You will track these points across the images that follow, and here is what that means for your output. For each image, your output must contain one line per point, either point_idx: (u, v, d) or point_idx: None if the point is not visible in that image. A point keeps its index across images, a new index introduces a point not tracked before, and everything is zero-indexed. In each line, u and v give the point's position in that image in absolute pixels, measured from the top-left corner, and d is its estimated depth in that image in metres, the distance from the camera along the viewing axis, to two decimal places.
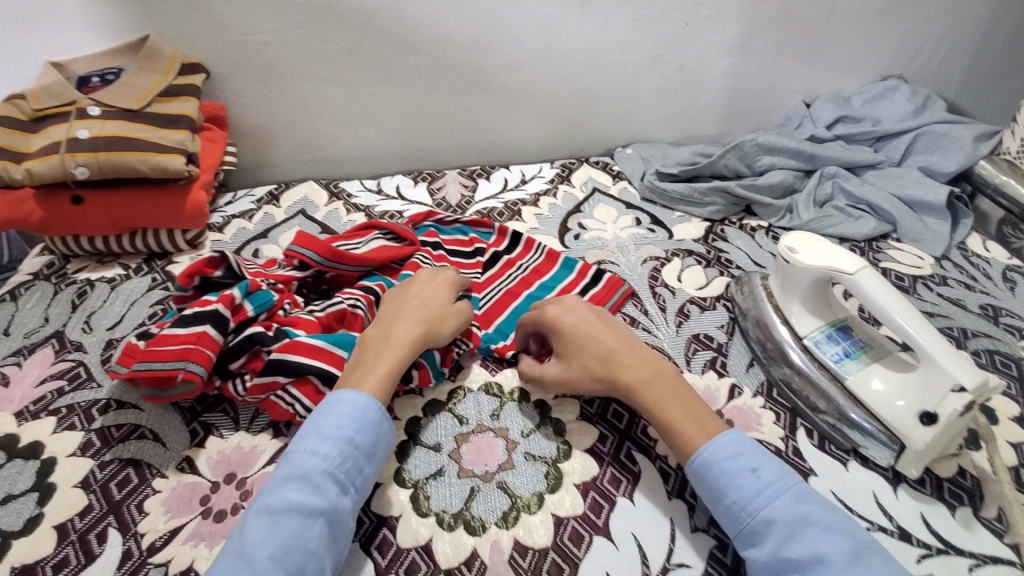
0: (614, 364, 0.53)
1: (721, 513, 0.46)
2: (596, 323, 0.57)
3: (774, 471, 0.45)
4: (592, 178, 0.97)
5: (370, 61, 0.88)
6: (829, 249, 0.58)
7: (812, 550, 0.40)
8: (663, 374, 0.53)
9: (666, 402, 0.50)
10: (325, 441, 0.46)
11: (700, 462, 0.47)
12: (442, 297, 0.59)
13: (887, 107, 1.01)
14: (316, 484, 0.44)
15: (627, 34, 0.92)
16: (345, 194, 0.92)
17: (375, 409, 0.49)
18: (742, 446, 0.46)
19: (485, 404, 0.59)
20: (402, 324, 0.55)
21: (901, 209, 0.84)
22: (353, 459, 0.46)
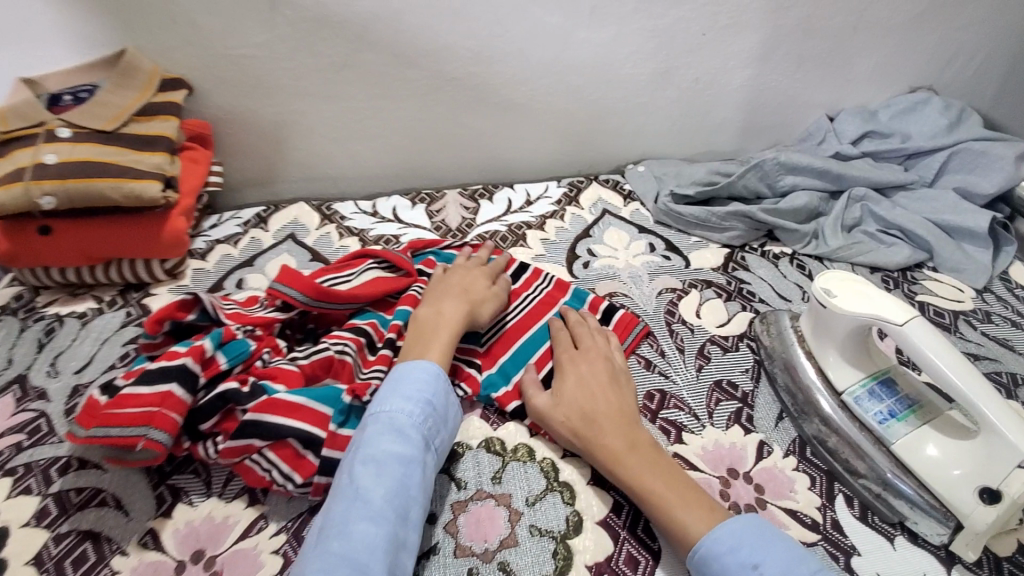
0: (597, 424, 0.51)
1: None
2: (601, 383, 0.54)
3: (779, 565, 0.40)
4: (601, 198, 0.91)
5: (365, 75, 0.82)
6: (870, 293, 0.52)
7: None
8: (647, 446, 0.49)
9: (647, 473, 0.47)
10: (409, 401, 0.49)
11: (698, 552, 0.42)
12: (481, 284, 0.64)
13: (917, 122, 0.95)
14: (408, 436, 0.47)
15: (640, 44, 0.86)
16: (338, 216, 0.86)
17: (444, 376, 0.52)
18: (743, 537, 0.42)
19: (485, 464, 0.53)
20: (451, 303, 0.60)
21: (937, 236, 0.77)
22: (433, 419, 0.49)
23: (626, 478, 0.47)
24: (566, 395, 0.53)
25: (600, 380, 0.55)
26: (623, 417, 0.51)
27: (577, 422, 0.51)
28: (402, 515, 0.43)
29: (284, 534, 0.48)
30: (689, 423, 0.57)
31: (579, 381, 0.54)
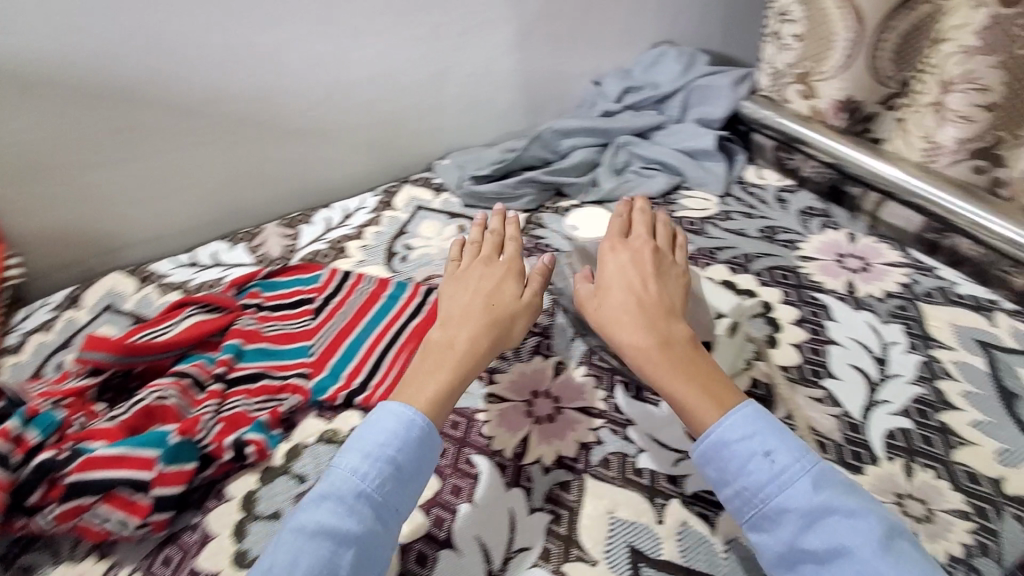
0: (625, 325, 0.56)
1: (730, 498, 0.46)
2: (641, 290, 0.59)
3: (789, 454, 0.45)
4: (414, 197, 0.98)
5: (147, 135, 0.84)
6: (606, 223, 0.71)
7: (833, 542, 0.41)
8: (680, 347, 0.54)
9: (669, 367, 0.52)
10: (366, 459, 0.47)
11: (708, 439, 0.47)
12: (512, 296, 0.62)
13: (662, 71, 1.11)
14: (352, 507, 0.45)
15: (407, 54, 0.94)
16: (157, 275, 0.87)
17: (421, 425, 0.50)
18: (754, 429, 0.47)
19: (323, 455, 0.59)
20: (473, 327, 0.58)
21: (684, 161, 0.93)
22: (389, 481, 0.47)
23: (646, 368, 0.53)
24: (604, 299, 0.59)
25: (637, 285, 0.59)
26: (661, 316, 0.56)
27: (608, 319, 0.57)
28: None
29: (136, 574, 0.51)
30: (500, 364, 0.65)
31: (613, 291, 0.59)
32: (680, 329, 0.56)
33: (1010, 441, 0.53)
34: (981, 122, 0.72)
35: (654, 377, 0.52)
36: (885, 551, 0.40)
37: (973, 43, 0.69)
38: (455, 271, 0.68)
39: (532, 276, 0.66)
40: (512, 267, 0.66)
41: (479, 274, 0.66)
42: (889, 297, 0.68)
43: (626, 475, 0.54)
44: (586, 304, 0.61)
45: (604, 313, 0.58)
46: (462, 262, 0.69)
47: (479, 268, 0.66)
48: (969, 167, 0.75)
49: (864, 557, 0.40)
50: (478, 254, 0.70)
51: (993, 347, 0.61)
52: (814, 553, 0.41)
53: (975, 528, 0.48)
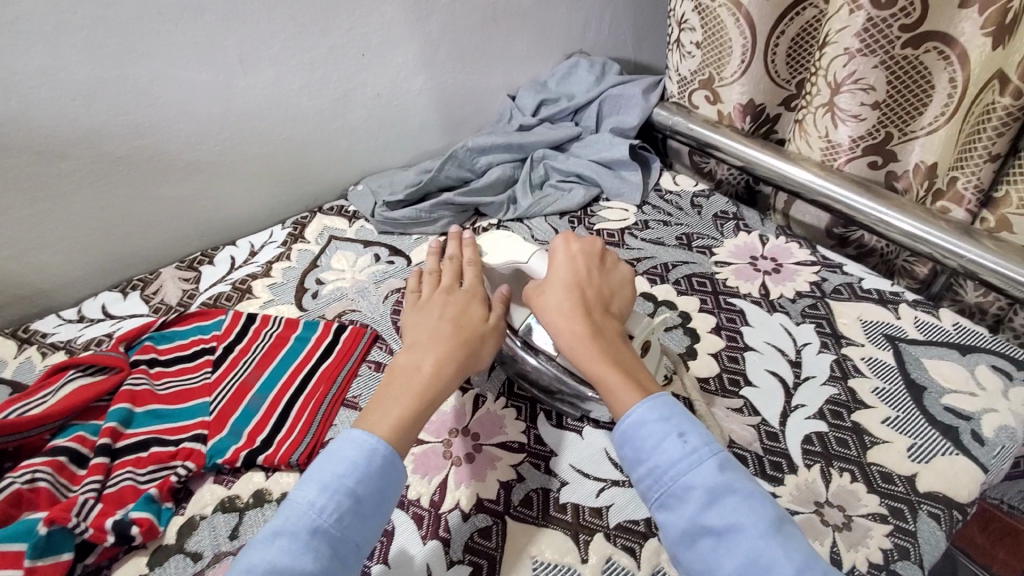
0: (566, 315, 0.53)
1: (642, 477, 0.46)
2: (587, 286, 0.56)
3: (701, 437, 0.45)
4: (326, 227, 0.93)
5: (12, 183, 0.76)
6: (509, 244, 0.62)
7: (730, 519, 0.41)
8: (616, 340, 0.53)
9: (607, 358, 0.51)
10: (323, 492, 0.44)
11: (628, 419, 0.47)
12: (477, 316, 0.57)
13: (576, 82, 1.11)
14: (307, 544, 0.41)
15: (305, 78, 0.89)
16: (38, 335, 0.79)
17: (385, 454, 0.46)
18: (669, 413, 0.46)
19: (221, 525, 0.54)
20: (438, 352, 0.53)
21: (601, 172, 0.92)
22: (350, 516, 0.43)
23: (585, 358, 0.51)
24: (549, 292, 0.56)
25: (582, 275, 0.57)
26: (599, 309, 0.55)
27: (554, 309, 0.54)
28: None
29: None
30: None
31: (559, 281, 0.56)
32: (619, 324, 0.55)
33: (918, 435, 0.54)
34: (871, 120, 0.75)
35: (589, 364, 0.51)
36: (776, 531, 0.40)
37: (855, 45, 0.70)
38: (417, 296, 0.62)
39: (499, 298, 0.60)
40: (475, 289, 0.60)
41: (439, 296, 0.59)
42: (801, 297, 0.69)
43: (549, 512, 0.51)
44: (533, 297, 0.57)
45: (548, 305, 0.55)
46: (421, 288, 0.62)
47: (439, 291, 0.60)
48: (865, 163, 0.79)
49: (756, 536, 0.40)
50: (436, 281, 0.62)
51: (900, 339, 0.63)
52: (713, 530, 0.41)
53: (893, 529, 0.48)
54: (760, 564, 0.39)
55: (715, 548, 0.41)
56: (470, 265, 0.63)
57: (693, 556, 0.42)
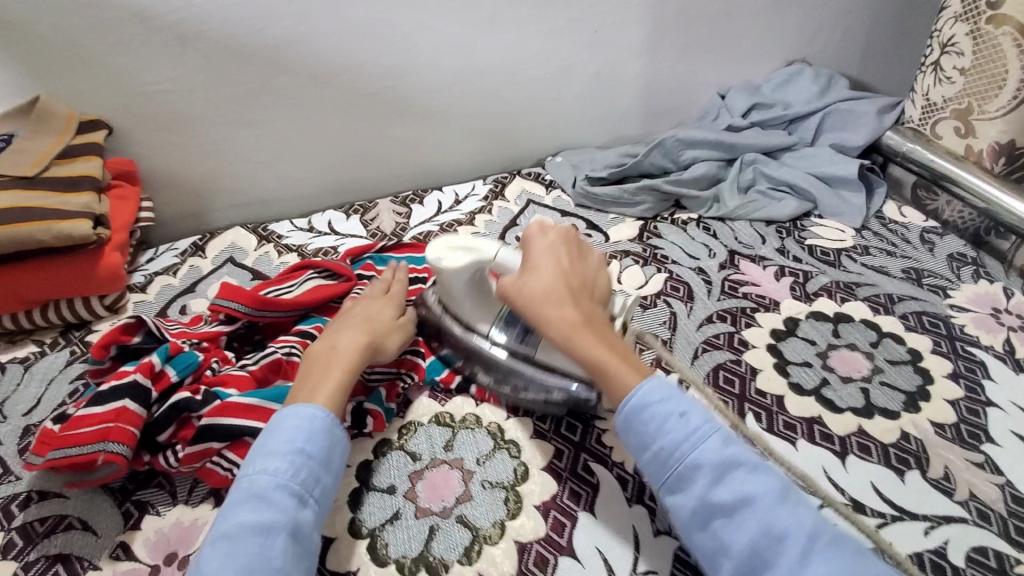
0: (558, 301, 0.51)
1: (646, 461, 0.46)
2: (569, 274, 0.54)
3: (701, 414, 0.46)
4: (525, 190, 0.96)
5: (282, 99, 0.83)
6: (460, 243, 0.56)
7: (741, 492, 0.42)
8: (600, 322, 0.52)
9: (599, 347, 0.50)
10: (275, 456, 0.45)
11: (631, 406, 0.47)
12: (387, 313, 0.60)
13: (795, 90, 1.05)
14: (270, 500, 0.42)
15: (540, 46, 0.91)
16: (275, 235, 0.88)
17: (323, 418, 0.48)
18: (670, 392, 0.47)
19: (437, 436, 0.58)
20: (350, 335, 0.56)
21: (818, 187, 0.88)
22: (308, 470, 0.45)
23: (580, 348, 0.50)
24: (528, 277, 0.53)
25: (559, 254, 0.55)
26: (583, 290, 0.53)
27: (538, 297, 0.52)
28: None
29: None
30: None
31: (538, 265, 0.54)
32: (599, 302, 0.54)
33: None
34: None
35: (584, 354, 0.50)
36: (782, 500, 0.42)
37: None
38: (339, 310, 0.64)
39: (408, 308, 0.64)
40: (389, 292, 0.64)
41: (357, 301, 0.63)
42: None
43: None
44: (508, 289, 0.54)
45: (532, 292, 0.52)
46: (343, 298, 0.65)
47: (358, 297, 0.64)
48: None
49: (764, 506, 0.42)
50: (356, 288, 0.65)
51: None
52: (724, 507, 0.42)
53: None
54: (773, 533, 0.41)
55: (727, 524, 0.42)
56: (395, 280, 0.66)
57: (706, 535, 0.43)
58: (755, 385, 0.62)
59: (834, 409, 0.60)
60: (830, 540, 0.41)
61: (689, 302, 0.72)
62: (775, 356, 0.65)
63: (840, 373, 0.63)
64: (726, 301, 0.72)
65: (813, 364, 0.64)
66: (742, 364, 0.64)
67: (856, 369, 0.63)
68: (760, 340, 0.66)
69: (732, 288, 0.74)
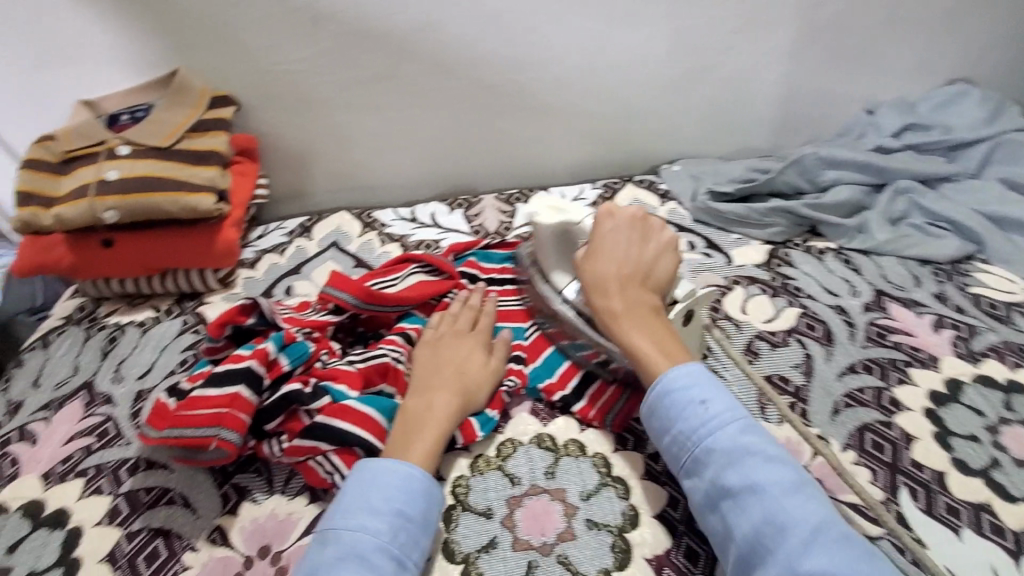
0: (605, 289, 0.53)
1: (669, 446, 0.46)
2: (626, 259, 0.54)
3: (724, 403, 0.45)
4: (638, 199, 0.90)
5: (401, 86, 0.81)
6: (558, 205, 0.61)
7: (748, 479, 0.41)
8: (648, 312, 0.51)
9: (637, 334, 0.50)
10: (376, 515, 0.42)
11: (657, 390, 0.47)
12: (477, 360, 0.56)
13: (960, 112, 0.91)
14: (372, 563, 0.40)
15: (672, 45, 0.84)
16: (378, 223, 0.86)
17: (422, 479, 0.45)
18: (696, 379, 0.46)
19: (537, 460, 0.53)
20: (444, 394, 0.52)
21: (987, 227, 0.76)
22: (407, 533, 0.42)
23: (617, 333, 0.51)
24: (587, 265, 0.55)
25: (623, 243, 0.55)
26: (640, 280, 0.53)
27: (590, 284, 0.54)
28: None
29: None
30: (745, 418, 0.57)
31: (597, 253, 0.55)
32: (657, 293, 0.53)
33: None
34: None
35: (620, 341, 0.51)
36: (795, 492, 0.40)
37: None
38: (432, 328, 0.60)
39: (498, 342, 0.59)
40: (481, 333, 0.59)
41: (444, 337, 0.58)
42: None
43: None
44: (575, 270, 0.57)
45: (586, 279, 0.55)
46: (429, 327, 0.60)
47: (443, 330, 0.59)
48: None
49: (772, 495, 0.40)
50: (447, 318, 0.61)
51: None
52: (731, 492, 0.41)
53: None
54: (774, 522, 0.39)
55: (733, 509, 0.41)
56: (482, 313, 0.62)
57: (716, 518, 0.42)
58: (909, 455, 0.54)
59: (1006, 496, 0.50)
60: (839, 538, 0.38)
61: (828, 345, 0.64)
62: (934, 424, 0.56)
63: (1014, 455, 0.53)
64: (873, 349, 0.63)
65: (980, 439, 0.55)
66: (893, 427, 0.56)
67: None
68: (915, 402, 0.58)
69: (880, 335, 0.65)
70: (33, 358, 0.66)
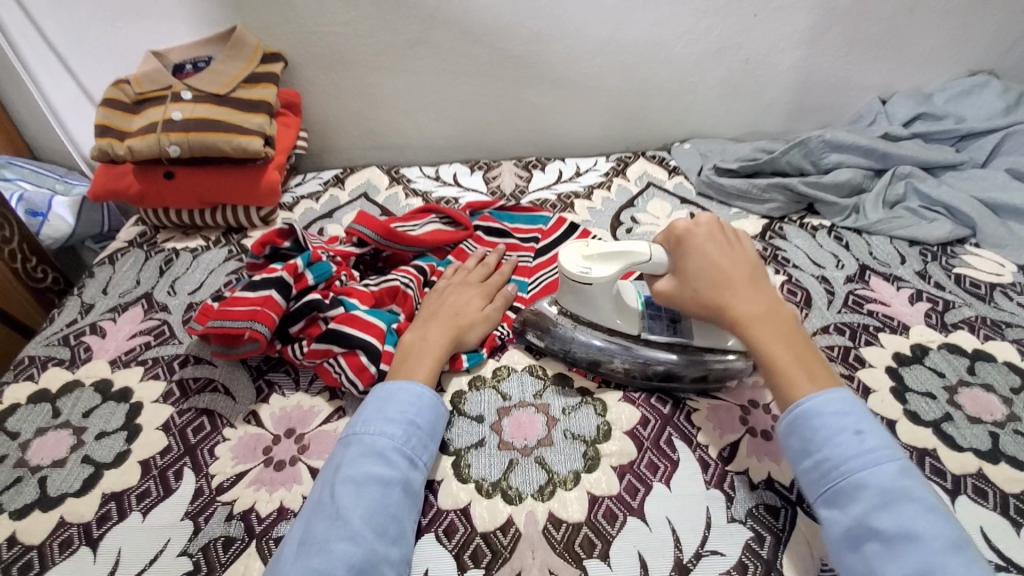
0: (727, 293, 0.51)
1: (806, 470, 0.45)
2: (729, 263, 0.52)
3: (880, 439, 0.44)
4: (648, 172, 0.95)
5: (434, 52, 0.88)
6: (605, 252, 0.54)
7: (903, 525, 0.39)
8: (776, 313, 0.51)
9: (772, 341, 0.49)
10: (391, 422, 0.50)
11: (806, 412, 0.45)
12: (475, 305, 0.63)
13: (973, 105, 0.94)
14: (389, 458, 0.48)
15: (691, 25, 0.88)
16: (405, 179, 0.94)
17: (429, 396, 0.53)
18: (842, 402, 0.45)
19: (528, 384, 0.61)
20: (436, 328, 0.59)
21: (981, 212, 0.79)
22: (417, 437, 0.50)
23: (755, 341, 0.49)
24: (694, 274, 0.52)
25: (722, 243, 0.54)
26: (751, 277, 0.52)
27: (709, 292, 0.52)
28: (379, 535, 0.43)
29: None
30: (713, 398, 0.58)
31: (707, 257, 0.52)
32: (771, 287, 0.53)
33: None
34: None
35: (759, 348, 0.49)
36: (957, 550, 0.38)
37: None
38: (450, 276, 0.68)
39: (500, 293, 0.66)
40: (486, 285, 0.66)
41: (452, 286, 0.66)
42: None
43: None
44: (672, 283, 0.54)
45: (703, 287, 0.52)
46: (445, 276, 0.68)
47: (454, 279, 0.67)
48: None
49: (933, 547, 0.38)
50: (457, 272, 0.68)
51: None
52: (881, 533, 0.40)
53: None
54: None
55: (882, 553, 0.39)
56: (496, 271, 0.69)
57: (855, 557, 0.41)
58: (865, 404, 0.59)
59: (952, 445, 0.55)
60: None
61: (806, 308, 0.69)
62: (894, 381, 0.61)
63: (968, 412, 0.58)
64: (847, 315, 0.68)
65: (936, 396, 0.59)
66: (855, 380, 0.61)
67: (988, 411, 0.58)
68: (879, 360, 0.63)
69: (857, 303, 0.70)
70: (103, 270, 0.76)
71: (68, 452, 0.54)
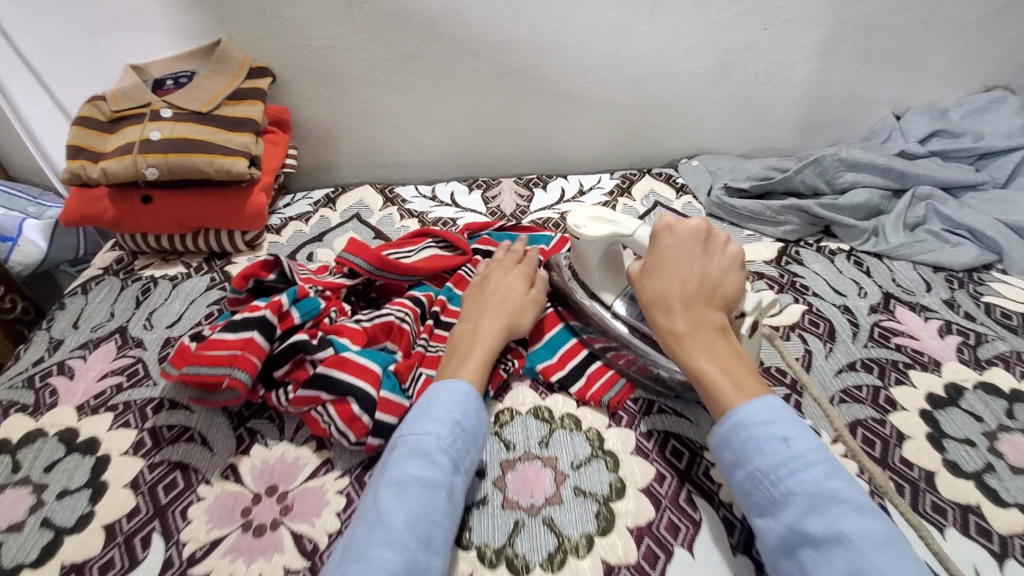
0: (666, 304, 0.49)
1: (740, 481, 0.41)
2: (683, 270, 0.50)
3: (808, 442, 0.40)
4: (654, 191, 0.91)
5: (429, 66, 0.83)
6: (604, 215, 0.57)
7: (834, 529, 0.35)
8: (716, 329, 0.48)
9: (698, 354, 0.47)
10: (438, 421, 0.46)
11: (728, 426, 0.42)
12: (519, 288, 0.60)
13: (991, 121, 0.90)
14: (434, 460, 0.44)
15: (699, 39, 0.84)
16: (399, 199, 0.89)
17: (475, 396, 0.49)
18: (775, 414, 0.41)
19: (533, 430, 0.56)
20: (488, 318, 0.56)
21: (1007, 236, 0.75)
22: (463, 441, 0.46)
23: (679, 353, 0.48)
24: (646, 278, 0.52)
25: (686, 249, 0.51)
26: (707, 288, 0.49)
27: (651, 299, 0.51)
28: (422, 544, 0.40)
29: (347, 478, 0.51)
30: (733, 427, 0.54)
31: (658, 265, 0.51)
32: (731, 300, 0.50)
33: None
34: None
35: (685, 362, 0.47)
36: (887, 550, 0.34)
37: None
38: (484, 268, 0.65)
39: (538, 276, 0.64)
40: (526, 267, 0.63)
41: (492, 272, 0.63)
42: None
43: None
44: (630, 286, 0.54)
45: (646, 293, 0.51)
46: (482, 266, 0.65)
47: (492, 266, 0.64)
48: None
49: (862, 550, 0.34)
50: (493, 260, 0.65)
51: None
52: (812, 539, 0.36)
53: None
54: None
55: (815, 559, 0.36)
56: (525, 255, 0.66)
57: (793, 566, 0.37)
58: (900, 453, 0.54)
59: (997, 501, 0.50)
60: None
61: (829, 342, 0.65)
62: (929, 426, 0.56)
63: (1010, 462, 0.53)
64: (874, 349, 0.64)
65: (975, 443, 0.55)
66: (887, 425, 0.56)
67: None
68: (911, 403, 0.58)
69: (883, 336, 0.65)
70: (74, 302, 0.71)
71: (25, 515, 0.49)
